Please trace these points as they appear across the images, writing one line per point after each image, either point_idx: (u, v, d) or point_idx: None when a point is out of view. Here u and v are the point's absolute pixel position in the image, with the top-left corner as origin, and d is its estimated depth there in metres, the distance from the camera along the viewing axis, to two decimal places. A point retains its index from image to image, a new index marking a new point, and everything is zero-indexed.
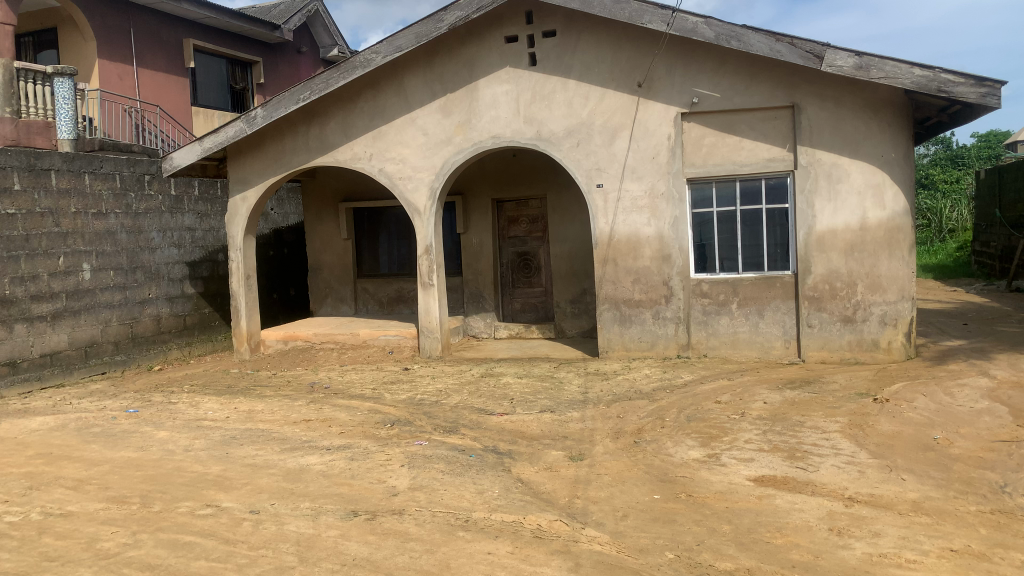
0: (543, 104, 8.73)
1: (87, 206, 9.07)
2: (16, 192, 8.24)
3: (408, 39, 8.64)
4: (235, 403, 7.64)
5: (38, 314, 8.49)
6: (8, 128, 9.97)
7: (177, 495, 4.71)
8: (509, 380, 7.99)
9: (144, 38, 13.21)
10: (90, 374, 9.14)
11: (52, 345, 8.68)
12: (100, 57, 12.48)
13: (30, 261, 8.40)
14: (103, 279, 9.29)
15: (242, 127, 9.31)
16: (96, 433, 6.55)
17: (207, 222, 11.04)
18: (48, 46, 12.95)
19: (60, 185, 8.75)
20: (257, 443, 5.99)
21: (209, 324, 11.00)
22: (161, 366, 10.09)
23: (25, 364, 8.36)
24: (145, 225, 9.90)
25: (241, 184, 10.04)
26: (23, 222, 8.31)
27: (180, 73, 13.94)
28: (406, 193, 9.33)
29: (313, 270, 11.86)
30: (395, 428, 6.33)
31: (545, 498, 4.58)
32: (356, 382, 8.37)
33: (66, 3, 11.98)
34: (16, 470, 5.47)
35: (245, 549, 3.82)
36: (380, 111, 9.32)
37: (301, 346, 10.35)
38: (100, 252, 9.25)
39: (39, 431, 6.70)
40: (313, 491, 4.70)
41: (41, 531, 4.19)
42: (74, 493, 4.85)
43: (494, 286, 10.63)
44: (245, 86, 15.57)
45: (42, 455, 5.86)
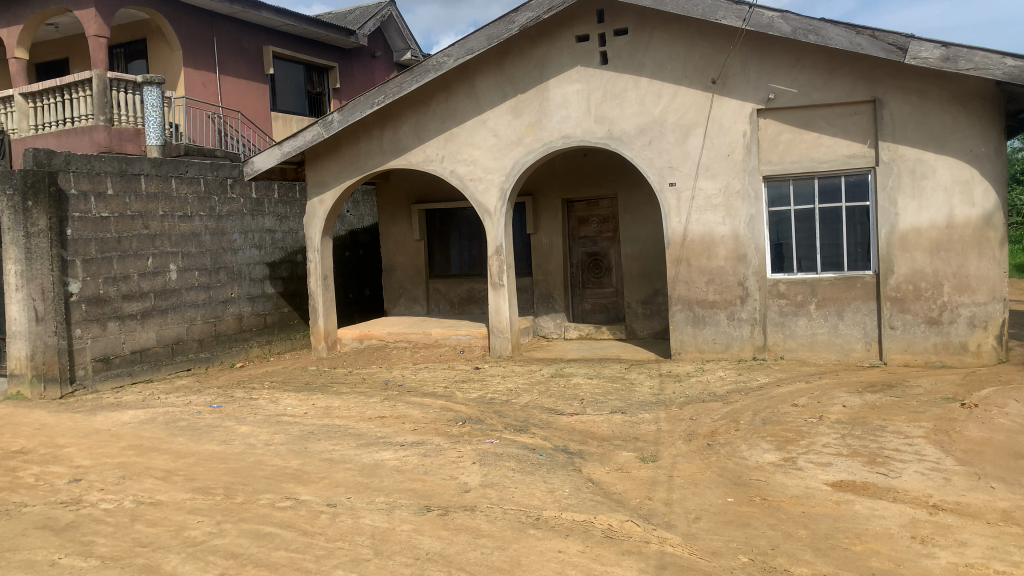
0: (615, 103, 8.68)
1: (174, 209, 9.47)
2: (109, 196, 8.68)
3: (480, 41, 8.73)
4: (313, 399, 7.86)
5: (129, 312, 8.91)
6: (102, 135, 10.62)
7: (258, 487, 4.88)
8: (580, 381, 7.98)
9: (226, 47, 13.70)
10: (177, 370, 9.54)
11: (142, 342, 9.09)
12: (186, 66, 13.00)
13: (122, 261, 8.82)
14: (188, 279, 9.67)
15: (319, 131, 9.56)
16: (183, 427, 6.84)
17: (287, 224, 11.38)
18: (139, 57, 13.57)
19: (149, 189, 9.16)
20: (334, 438, 6.15)
21: (288, 323, 11.34)
22: (243, 363, 10.45)
23: (117, 360, 8.79)
24: (227, 227, 10.27)
25: (318, 187, 10.32)
26: (115, 225, 8.74)
27: (260, 80, 14.42)
28: (477, 194, 9.41)
29: (387, 270, 12.09)
30: (467, 425, 6.40)
31: (616, 498, 4.56)
32: (429, 381, 8.50)
33: (155, 15, 12.53)
34: (110, 461, 5.77)
35: (323, 541, 3.93)
36: (452, 113, 9.44)
37: (376, 345, 10.57)
38: (186, 253, 9.65)
39: (131, 424, 7.04)
40: (388, 486, 4.80)
41: (133, 518, 4.41)
42: (164, 483, 5.08)
43: (565, 287, 10.64)
44: (322, 91, 16.00)
45: (134, 446, 6.16)
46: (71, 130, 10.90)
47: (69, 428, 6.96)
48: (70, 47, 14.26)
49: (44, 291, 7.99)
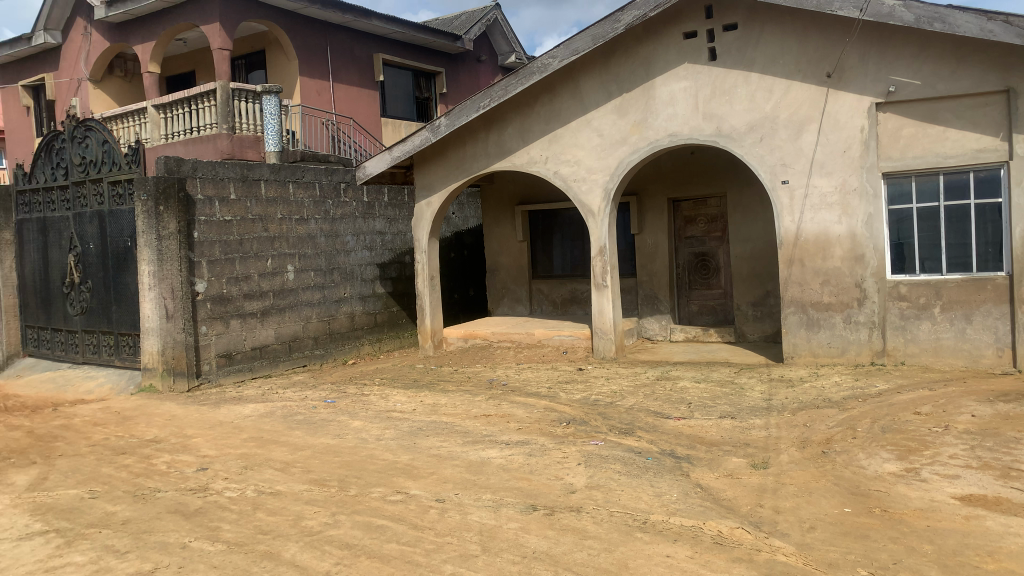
0: (724, 100, 8.48)
1: (291, 213, 9.90)
2: (232, 200, 9.16)
3: (585, 41, 8.72)
4: (421, 396, 8.05)
5: (250, 310, 9.38)
6: (225, 142, 11.23)
7: (370, 481, 5.04)
8: (687, 384, 7.83)
9: (339, 55, 14.21)
10: (293, 366, 9.97)
11: (262, 338, 9.55)
12: (302, 75, 13.55)
13: (243, 262, 9.30)
14: (304, 279, 10.09)
15: (427, 135, 9.80)
16: (300, 420, 7.14)
17: (396, 226, 11.70)
18: (258, 67, 14.28)
19: (269, 193, 9.61)
20: (442, 435, 6.28)
21: (396, 322, 11.66)
22: (355, 360, 10.82)
23: (239, 356, 9.27)
24: (341, 230, 10.65)
25: (425, 190, 10.57)
26: (237, 227, 9.22)
27: (371, 86, 14.88)
28: (582, 194, 9.39)
29: (491, 271, 12.24)
30: (572, 426, 6.41)
31: (725, 505, 4.46)
32: (533, 381, 8.55)
33: (273, 27, 13.12)
34: (233, 451, 6.10)
35: (433, 536, 4.02)
36: (556, 114, 9.46)
37: (480, 344, 10.72)
38: (302, 254, 10.07)
39: (252, 417, 7.42)
40: (494, 483, 4.87)
41: (255, 506, 4.64)
42: (283, 474, 5.32)
43: (670, 288, 10.48)
44: (428, 96, 16.43)
45: (256, 438, 6.48)
46: (198, 138, 11.57)
47: (196, 419, 7.40)
48: (197, 60, 15.13)
49: (174, 290, 8.52)
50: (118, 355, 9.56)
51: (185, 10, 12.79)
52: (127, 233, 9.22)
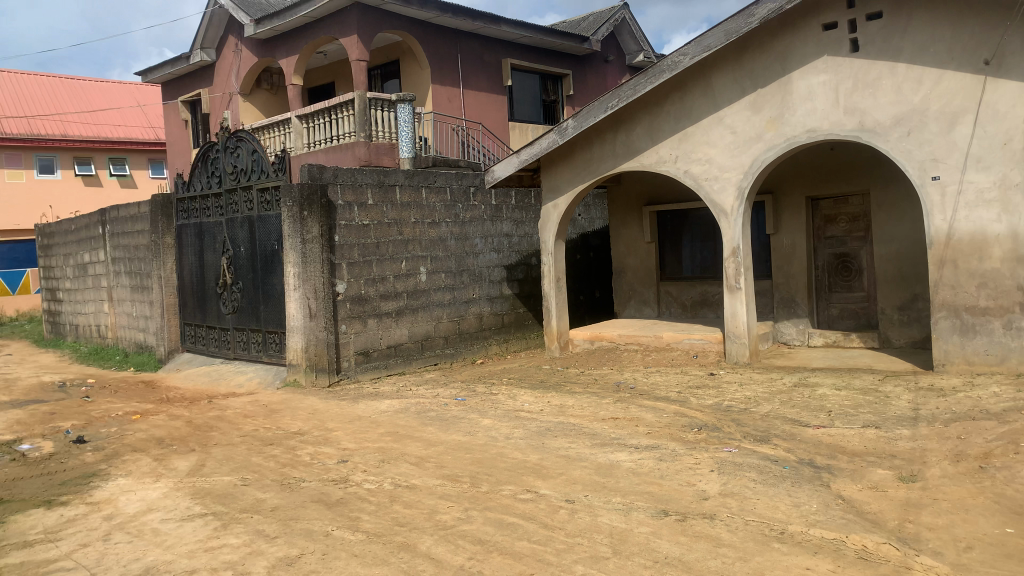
0: (867, 92, 8.05)
1: (423, 217, 10.21)
2: (369, 206, 9.55)
3: (717, 37, 8.53)
4: (548, 397, 8.09)
5: (385, 310, 9.74)
6: (362, 150, 11.72)
7: (500, 479, 5.13)
8: (826, 392, 7.48)
9: (469, 61, 14.52)
10: (425, 364, 10.27)
11: (396, 337, 9.90)
12: (434, 82, 13.93)
13: (380, 264, 9.67)
14: (436, 280, 10.38)
15: (555, 138, 9.85)
16: (432, 417, 7.36)
17: (524, 228, 11.82)
18: (393, 77, 14.82)
19: (403, 199, 9.96)
20: (570, 436, 6.29)
21: (524, 323, 11.79)
22: (482, 360, 11.02)
23: (375, 354, 9.65)
24: (470, 232, 10.87)
25: (553, 193, 10.64)
26: (374, 231, 9.61)
27: (500, 91, 15.13)
28: (714, 194, 9.16)
29: (618, 272, 12.17)
30: (703, 432, 6.26)
31: (871, 519, 4.24)
32: (662, 385, 8.41)
33: (407, 37, 13.56)
34: (370, 445, 6.36)
35: (564, 536, 4.04)
36: (687, 113, 9.29)
37: (607, 346, 10.69)
38: (434, 257, 10.36)
39: (388, 412, 7.72)
40: (624, 487, 4.84)
41: (392, 499, 4.82)
42: (417, 468, 5.50)
43: (807, 290, 10.05)
44: (556, 98, 16.54)
45: (390, 433, 6.73)
46: (337, 146, 12.13)
47: (336, 413, 7.76)
48: (336, 71, 15.87)
49: (317, 291, 8.99)
50: (266, 351, 10.19)
51: (326, 25, 13.44)
52: (274, 237, 9.80)
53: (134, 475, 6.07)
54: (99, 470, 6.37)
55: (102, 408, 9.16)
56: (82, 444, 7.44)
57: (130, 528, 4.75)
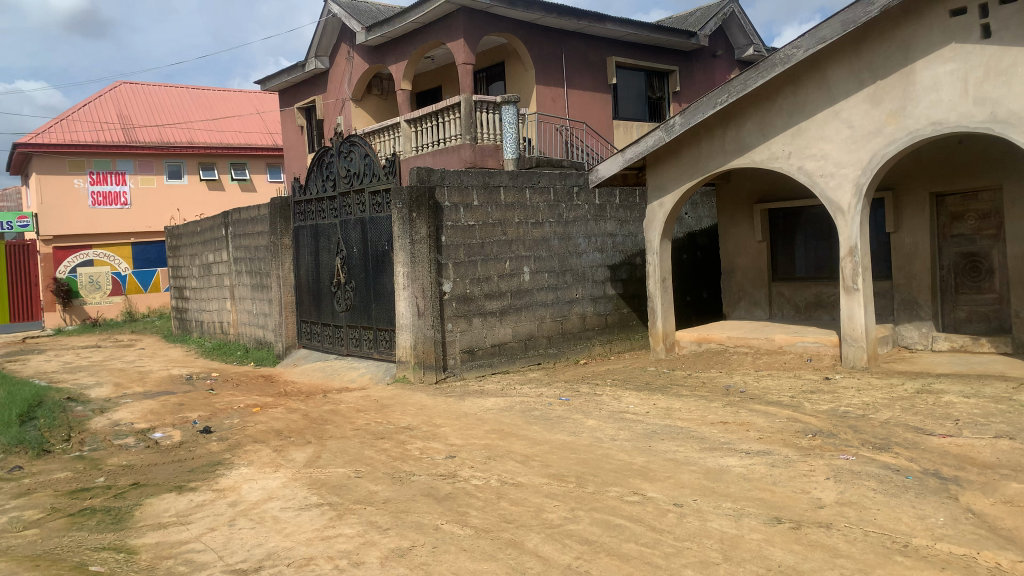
0: (1000, 81, 7.40)
1: (528, 217, 10.28)
2: (475, 207, 9.70)
3: (834, 28, 8.21)
4: (654, 399, 8.00)
5: (490, 310, 9.86)
6: (467, 152, 11.91)
7: (606, 480, 5.10)
8: (953, 399, 7.06)
9: (574, 61, 14.51)
10: (529, 364, 10.33)
11: (500, 336, 10.00)
12: (539, 83, 14.00)
13: (485, 264, 9.81)
14: (540, 280, 10.43)
15: (661, 136, 9.72)
16: (537, 416, 7.40)
17: (629, 228, 11.71)
18: (498, 79, 15.00)
19: (508, 199, 10.06)
20: (678, 439, 6.20)
21: (628, 324, 11.69)
22: (586, 360, 11.00)
23: (481, 352, 9.80)
24: (573, 232, 10.86)
25: (659, 191, 10.52)
26: (479, 231, 9.74)
27: (605, 90, 15.05)
28: (830, 191, 8.80)
29: (727, 273, 11.89)
30: (818, 438, 6.04)
31: (1004, 535, 3.97)
32: (773, 389, 8.16)
33: (512, 39, 13.67)
34: (477, 442, 6.46)
35: (672, 539, 3.99)
36: (801, 108, 8.98)
37: (715, 348, 10.45)
38: (537, 257, 10.40)
39: (494, 410, 7.82)
40: (735, 492, 4.73)
41: (499, 496, 4.88)
42: (524, 467, 5.55)
43: (932, 292, 9.52)
44: (662, 96, 16.33)
45: (497, 431, 6.81)
46: (444, 149, 12.38)
47: (443, 410, 7.92)
48: (443, 75, 16.19)
49: (424, 290, 9.22)
50: (376, 348, 10.51)
51: (434, 30, 13.74)
52: (384, 238, 10.10)
53: (255, 464, 6.39)
54: (224, 459, 6.74)
55: (226, 400, 9.69)
56: (209, 434, 7.89)
57: (253, 515, 5.01)
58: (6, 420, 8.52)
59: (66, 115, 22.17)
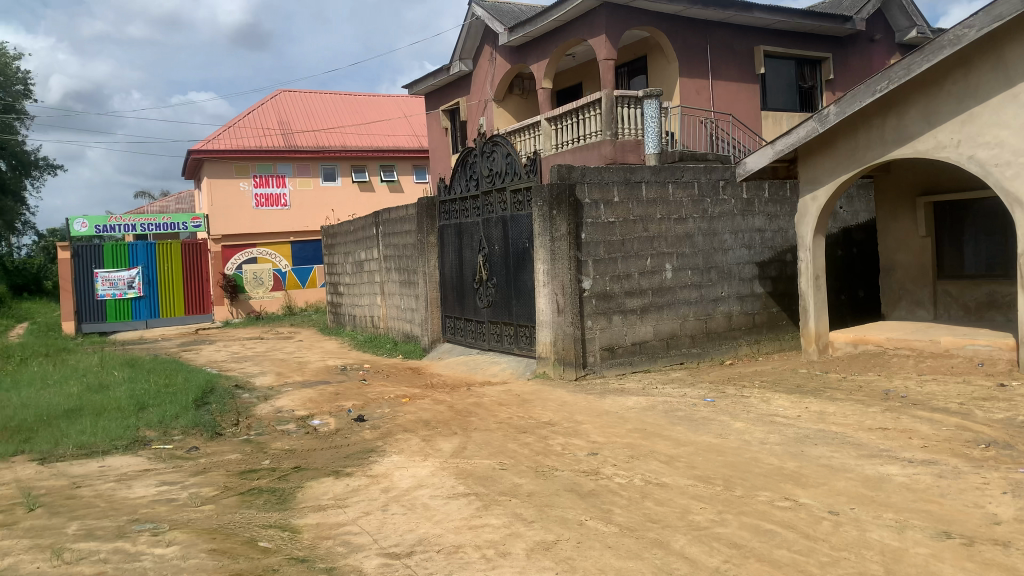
0: None
1: (670, 213, 10.10)
2: (616, 203, 9.64)
3: (1011, 5, 7.54)
4: (806, 403, 7.66)
5: (630, 307, 9.77)
6: (608, 148, 11.83)
7: (756, 484, 4.94)
8: None
9: (719, 52, 14.10)
10: (671, 363, 10.16)
11: (641, 335, 9.89)
12: (682, 75, 13.70)
13: (625, 261, 9.73)
14: (682, 278, 10.22)
15: (814, 126, 9.31)
16: (681, 417, 7.27)
17: (778, 223, 11.25)
18: (640, 73, 14.84)
19: (650, 195, 9.92)
20: (832, 445, 5.91)
21: (777, 323, 11.25)
22: (732, 361, 10.68)
23: (621, 350, 9.74)
24: (719, 228, 10.56)
25: (811, 184, 10.08)
26: (620, 228, 9.68)
27: (752, 80, 14.55)
28: (1005, 181, 8.05)
29: (887, 270, 11.20)
30: (992, 450, 5.58)
31: None
32: (939, 395, 7.60)
33: (654, 32, 13.46)
34: (620, 440, 6.43)
35: (828, 548, 3.82)
36: (973, 91, 8.27)
37: (873, 350, 9.88)
38: (680, 254, 10.20)
39: (636, 409, 7.74)
40: (897, 503, 4.46)
41: (644, 495, 4.84)
42: (668, 467, 5.47)
43: None
44: (813, 85, 15.60)
45: (640, 430, 6.74)
46: (585, 145, 12.38)
47: (585, 407, 7.93)
48: (584, 72, 16.18)
49: (564, 287, 9.28)
50: (518, 344, 10.67)
51: (575, 27, 13.76)
52: (525, 236, 10.23)
53: (405, 453, 6.65)
54: (376, 447, 7.06)
55: (377, 391, 10.15)
56: (362, 422, 8.29)
57: (404, 502, 5.22)
58: (184, 404, 9.31)
59: (234, 123, 23.92)
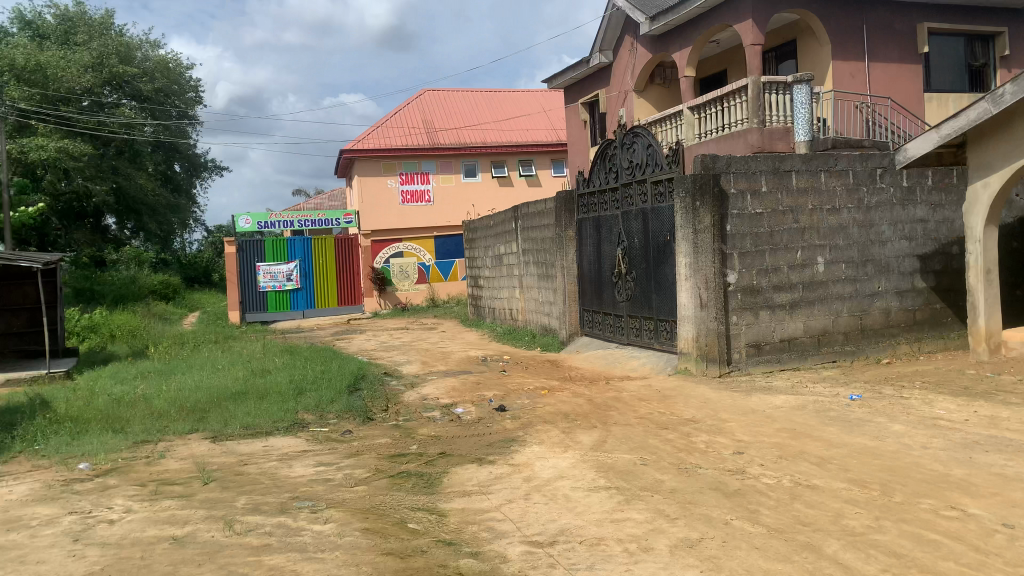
0: None
1: (823, 203, 9.63)
2: (763, 193, 9.30)
3: None
4: (974, 406, 7.10)
5: (778, 302, 9.41)
6: (755, 136, 11.42)
7: (918, 490, 4.65)
8: None
9: (877, 32, 13.26)
10: (822, 361, 9.70)
11: (790, 331, 9.50)
12: (836, 59, 12.99)
13: (773, 254, 9.38)
14: (835, 272, 9.72)
15: (986, 107, 8.58)
16: (833, 417, 6.93)
17: (944, 213, 10.46)
18: (789, 57, 14.23)
19: (800, 184, 9.50)
20: (1006, 452, 5.46)
21: (941, 320, 10.49)
22: (890, 360, 10.06)
23: (768, 347, 9.41)
24: (876, 219, 9.96)
25: (983, 170, 9.30)
26: (768, 220, 9.33)
27: (915, 60, 13.60)
28: None
29: None
30: None
31: None
32: None
33: (806, 14, 12.85)
34: (767, 439, 6.21)
35: (1001, 564, 3.55)
36: None
37: None
38: (833, 246, 9.71)
39: (784, 408, 7.45)
40: None
41: (793, 497, 4.66)
42: (819, 469, 5.24)
43: None
44: (986, 62, 14.44)
45: (788, 430, 6.50)
46: (730, 134, 12.01)
47: (729, 404, 7.72)
48: (729, 59, 15.69)
49: (708, 281, 9.06)
50: (658, 339, 10.53)
51: (719, 13, 13.37)
52: (666, 229, 10.05)
53: (546, 444, 6.73)
54: (517, 437, 7.19)
55: (517, 382, 10.33)
56: (503, 412, 8.46)
57: (546, 491, 5.29)
58: (338, 390, 9.85)
59: (382, 123, 24.96)
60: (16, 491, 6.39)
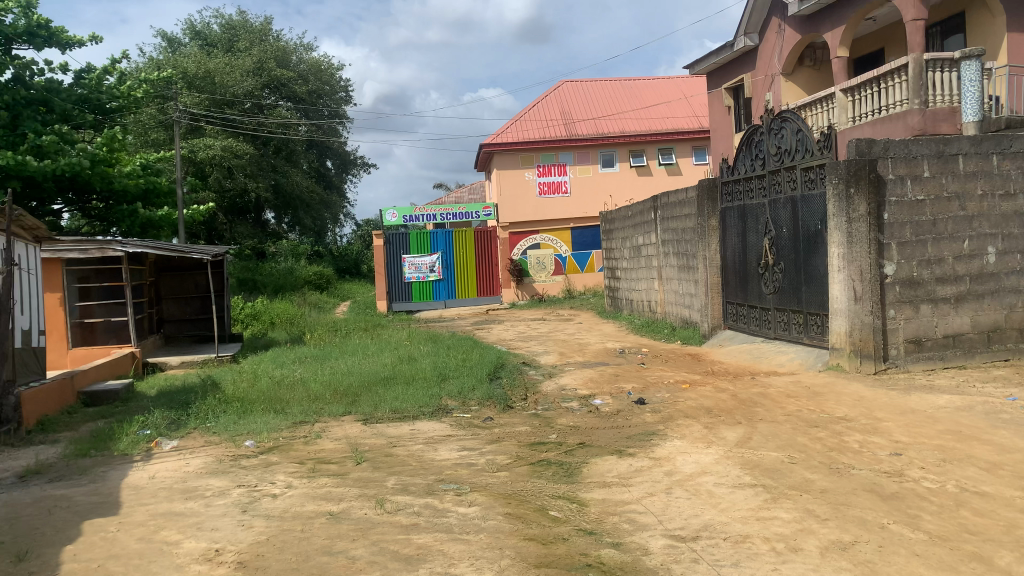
0: None
1: (994, 188, 8.89)
2: (926, 179, 8.70)
3: None
4: None
5: (942, 296, 8.79)
6: (916, 119, 10.66)
7: None
8: None
9: None
10: (993, 359, 8.97)
11: (956, 327, 8.85)
12: (1011, 31, 11.92)
13: (937, 244, 8.76)
14: (1008, 263, 8.96)
15: None
16: (1005, 420, 6.41)
17: None
18: (955, 31, 13.22)
19: (968, 168, 8.82)
20: None
21: None
22: None
23: (930, 344, 8.79)
24: None
25: None
26: (931, 207, 8.73)
27: None
28: None
29: None
30: None
31: None
32: None
33: None
34: (928, 441, 5.83)
35: None
36: None
37: None
38: (1006, 235, 8.95)
39: (947, 408, 6.96)
40: None
41: (958, 503, 4.37)
42: (988, 475, 4.88)
43: None
44: None
45: (952, 432, 6.07)
46: (887, 117, 11.29)
47: (885, 403, 7.30)
48: (887, 36, 14.75)
49: (862, 273, 8.58)
50: (807, 333, 10.09)
51: None
52: (817, 218, 9.60)
53: (688, 438, 6.63)
54: (658, 430, 7.10)
55: (656, 374, 10.22)
56: (642, 405, 8.39)
57: (688, 486, 5.22)
58: (479, 377, 10.13)
59: (522, 116, 25.26)
60: (193, 464, 7.01)
